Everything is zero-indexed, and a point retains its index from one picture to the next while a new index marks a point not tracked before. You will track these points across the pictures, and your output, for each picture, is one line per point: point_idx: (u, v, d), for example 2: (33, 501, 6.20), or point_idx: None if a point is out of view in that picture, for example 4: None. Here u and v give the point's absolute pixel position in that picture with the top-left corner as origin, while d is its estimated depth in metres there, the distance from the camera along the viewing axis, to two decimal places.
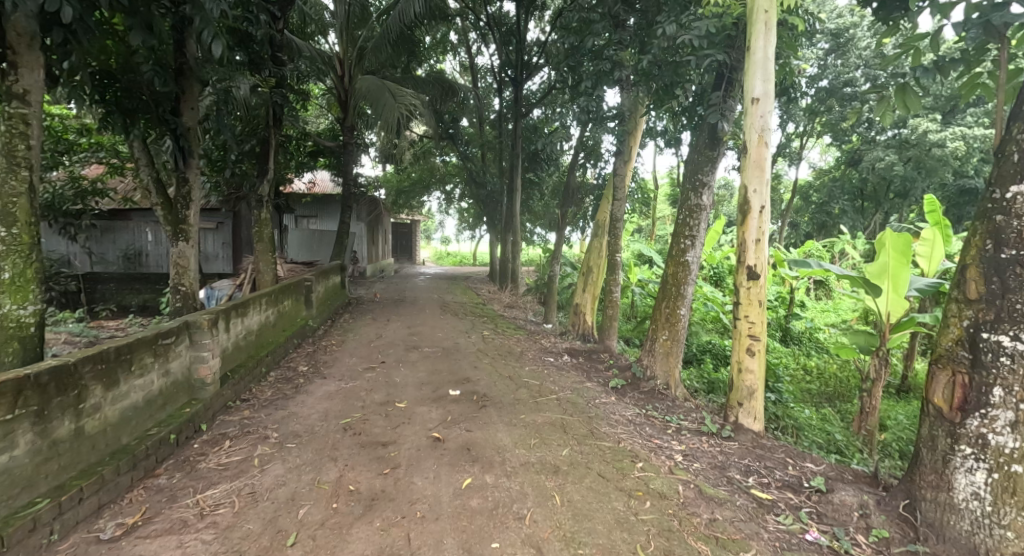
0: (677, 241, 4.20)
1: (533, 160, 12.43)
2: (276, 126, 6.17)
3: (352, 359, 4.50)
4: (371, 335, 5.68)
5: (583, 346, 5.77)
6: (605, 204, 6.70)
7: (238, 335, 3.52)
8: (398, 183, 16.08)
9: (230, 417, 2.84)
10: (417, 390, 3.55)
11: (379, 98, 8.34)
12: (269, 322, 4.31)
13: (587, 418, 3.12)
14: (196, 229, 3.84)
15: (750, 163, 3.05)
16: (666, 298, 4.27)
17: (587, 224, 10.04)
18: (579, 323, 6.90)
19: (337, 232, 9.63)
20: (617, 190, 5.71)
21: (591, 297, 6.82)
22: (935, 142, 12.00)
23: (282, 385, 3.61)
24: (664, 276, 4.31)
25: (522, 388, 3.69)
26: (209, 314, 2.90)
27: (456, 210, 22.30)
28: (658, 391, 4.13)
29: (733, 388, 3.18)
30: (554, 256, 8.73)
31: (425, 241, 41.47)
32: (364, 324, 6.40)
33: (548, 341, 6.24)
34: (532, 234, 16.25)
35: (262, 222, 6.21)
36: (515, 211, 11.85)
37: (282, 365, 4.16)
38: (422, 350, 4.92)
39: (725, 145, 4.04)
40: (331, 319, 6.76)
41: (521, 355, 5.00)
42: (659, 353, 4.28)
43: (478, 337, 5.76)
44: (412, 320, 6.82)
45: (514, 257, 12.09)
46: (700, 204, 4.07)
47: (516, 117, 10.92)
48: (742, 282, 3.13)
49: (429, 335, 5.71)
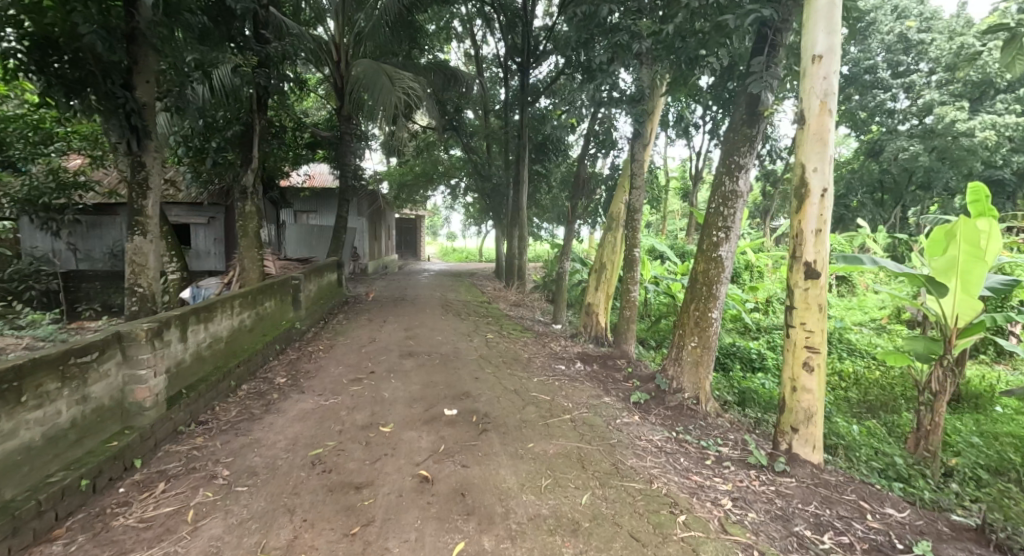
0: (707, 233, 3.65)
1: (541, 151, 11.87)
2: (261, 111, 5.67)
3: (338, 369, 4.00)
4: (364, 339, 5.19)
5: (597, 352, 5.26)
6: (620, 195, 6.15)
7: (199, 344, 3.03)
8: (401, 177, 15.62)
9: (177, 447, 2.35)
10: (407, 409, 3.05)
11: (375, 82, 7.85)
12: (243, 327, 3.82)
13: (608, 448, 2.58)
14: (155, 221, 3.34)
15: (810, 137, 2.47)
16: (693, 299, 3.72)
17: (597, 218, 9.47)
18: (592, 325, 6.38)
19: (334, 227, 9.16)
20: (634, 178, 5.10)
21: (604, 295, 6.29)
22: (963, 131, 11.16)
23: (251, 403, 3.12)
24: (692, 274, 3.75)
25: (529, 406, 3.17)
26: (153, 323, 2.40)
27: (461, 205, 21.82)
28: (687, 407, 3.59)
29: (785, 411, 2.62)
30: (564, 252, 8.20)
31: (431, 237, 41.08)
32: (358, 326, 5.91)
33: (558, 344, 5.71)
34: (539, 228, 15.71)
35: (246, 216, 5.73)
36: (521, 204, 11.31)
37: (257, 377, 3.68)
38: (418, 357, 4.43)
39: (766, 122, 3.45)
40: (323, 321, 6.27)
41: (528, 362, 4.49)
42: (687, 363, 3.72)
43: (481, 341, 5.25)
44: (410, 321, 6.32)
45: (520, 254, 11.58)
46: (736, 190, 3.51)
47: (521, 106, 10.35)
48: (797, 282, 2.57)
49: (428, 339, 5.22)
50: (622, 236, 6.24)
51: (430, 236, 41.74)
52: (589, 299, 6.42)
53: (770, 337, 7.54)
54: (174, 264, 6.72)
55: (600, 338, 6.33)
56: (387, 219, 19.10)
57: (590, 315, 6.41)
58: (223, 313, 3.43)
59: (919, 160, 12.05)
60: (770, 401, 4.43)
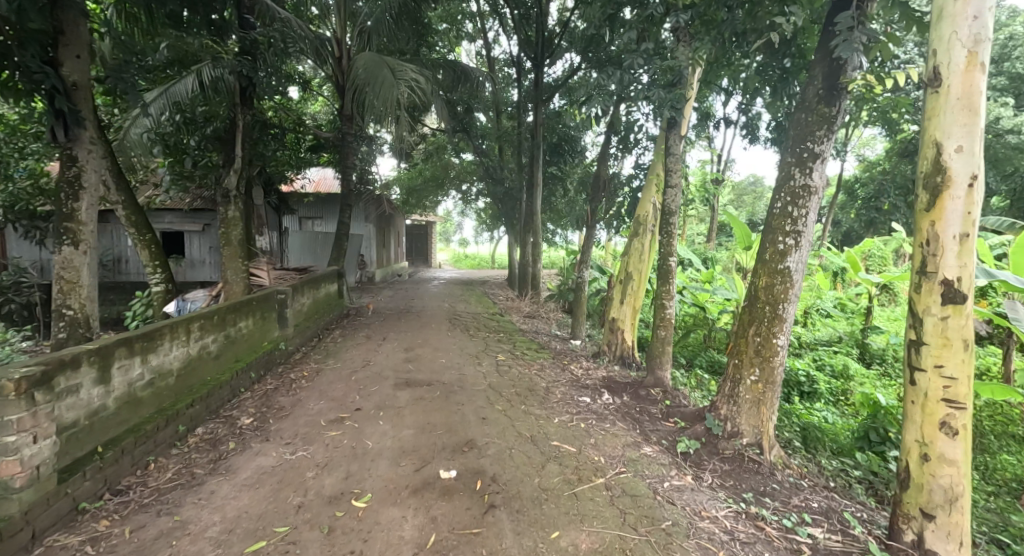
0: (767, 240, 2.92)
1: (555, 152, 11.21)
2: (245, 106, 5.10)
3: (319, 405, 3.35)
4: (358, 362, 4.55)
5: (624, 378, 4.54)
6: (648, 195, 5.47)
7: (131, 384, 2.39)
8: (410, 181, 15.11)
9: (65, 541, 1.71)
10: (393, 468, 2.37)
11: (376, 74, 7.35)
12: (205, 356, 3.20)
13: (661, 540, 1.86)
14: (91, 228, 2.74)
15: (951, 104, 1.73)
16: (750, 322, 2.99)
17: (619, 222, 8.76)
18: (616, 343, 5.66)
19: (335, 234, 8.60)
20: (669, 175, 4.27)
21: (631, 310, 5.58)
22: (1008, 129, 9.82)
23: (197, 457, 2.47)
24: (750, 291, 3.02)
25: (550, 464, 2.46)
26: (39, 368, 1.76)
27: (474, 211, 21.28)
28: (748, 459, 2.84)
29: (911, 488, 1.88)
30: (582, 259, 7.51)
31: (444, 244, 40.71)
32: (353, 345, 5.28)
33: (579, 367, 5.01)
34: (554, 235, 15.04)
35: (229, 221, 5.14)
36: (535, 209, 10.65)
37: (219, 416, 3.05)
38: (416, 387, 3.77)
39: (848, 98, 2.71)
40: (316, 338, 5.66)
41: (546, 393, 3.79)
42: (745, 401, 2.98)
43: (490, 365, 4.58)
44: (413, 338, 5.67)
45: (534, 261, 10.91)
46: (810, 184, 2.76)
47: (534, 105, 9.71)
48: (928, 309, 1.81)
49: (430, 363, 4.56)
50: (650, 242, 5.53)
51: (443, 242, 41.36)
52: (613, 313, 5.71)
53: (816, 354, 6.71)
54: (158, 274, 6.18)
55: (626, 358, 5.60)
56: (397, 225, 18.64)
57: (614, 332, 5.69)
58: (174, 342, 2.81)
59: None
60: (841, 443, 3.65)
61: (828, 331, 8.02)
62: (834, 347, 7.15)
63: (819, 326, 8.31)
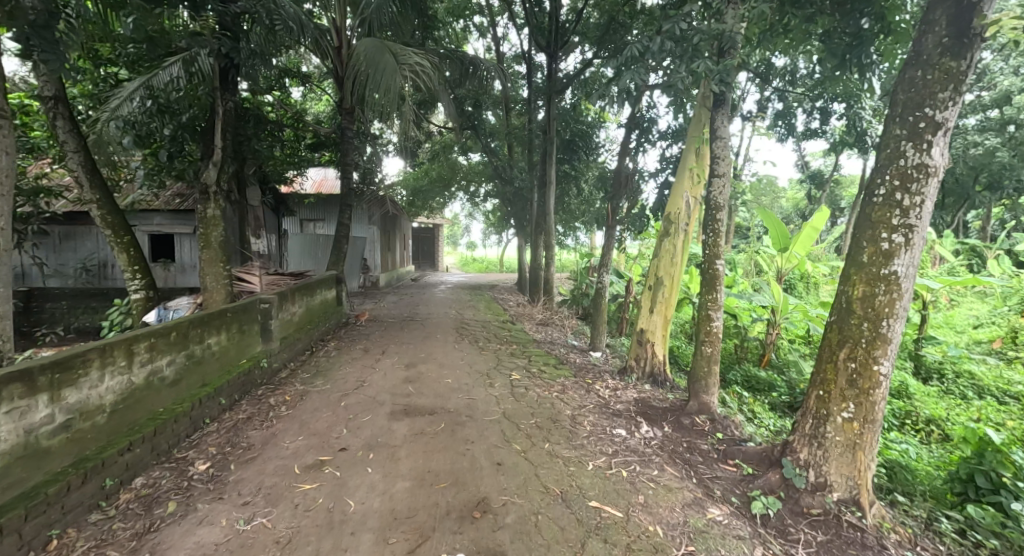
0: (865, 237, 2.26)
1: (569, 150, 10.63)
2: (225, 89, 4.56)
3: (296, 442, 2.74)
4: (351, 383, 3.94)
5: (661, 402, 3.89)
6: (679, 189, 5.04)
7: (32, 433, 1.79)
8: (416, 182, 14.57)
9: None
10: (379, 549, 1.75)
11: (377, 60, 6.81)
12: (156, 383, 2.60)
13: None
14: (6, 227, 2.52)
15: None
16: (840, 343, 2.32)
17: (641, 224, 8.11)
18: (644, 358, 5.00)
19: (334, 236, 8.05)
20: (715, 163, 3.61)
21: (663, 320, 4.97)
22: None
23: (120, 529, 1.86)
24: (839, 302, 2.35)
25: (591, 541, 1.83)
26: None
27: (482, 212, 20.72)
28: (846, 523, 2.16)
29: None
30: (602, 263, 6.86)
31: (451, 247, 40.18)
32: (347, 361, 4.67)
33: (604, 386, 4.36)
34: (566, 237, 14.42)
35: (209, 221, 4.56)
36: (548, 209, 10.06)
37: (168, 461, 2.44)
38: (417, 416, 3.16)
39: (982, 49, 2.04)
40: (306, 353, 5.06)
41: (571, 423, 3.16)
42: (837, 445, 2.30)
43: (504, 386, 3.95)
44: (415, 352, 5.06)
45: (546, 265, 10.30)
46: (928, 163, 2.10)
47: (547, 99, 9.13)
48: None
49: (434, 383, 3.95)
50: (683, 243, 5.03)
51: (451, 245, 40.89)
52: (640, 323, 5.07)
53: None
54: (137, 280, 5.66)
55: (657, 376, 4.94)
56: (403, 228, 18.12)
57: (642, 345, 5.02)
58: (107, 370, 2.21)
59: (999, 154, 9.97)
60: (936, 487, 2.98)
61: None
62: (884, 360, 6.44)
63: None
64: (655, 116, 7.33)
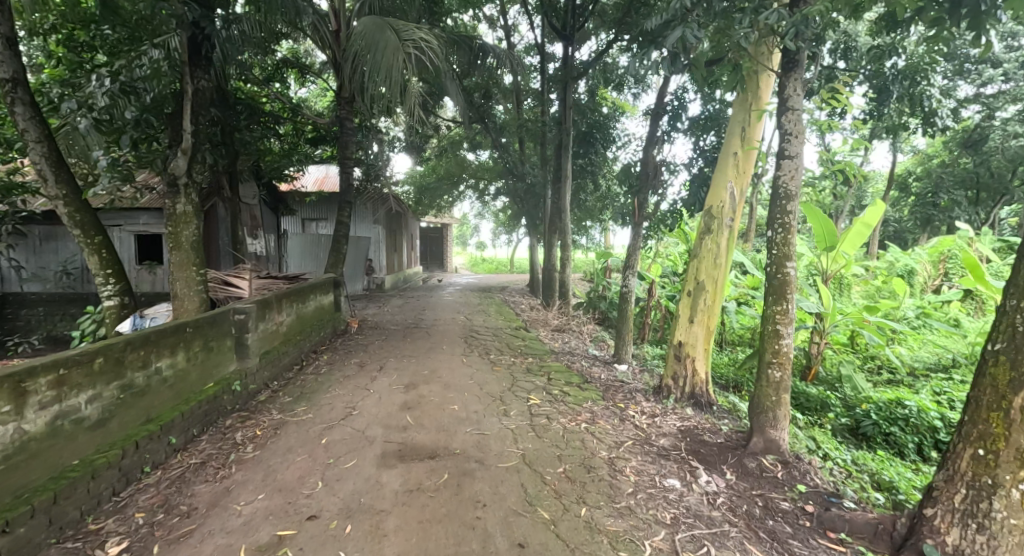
0: None
1: (586, 143, 10.00)
2: (197, 62, 3.93)
3: (254, 503, 2.09)
4: (338, 411, 3.29)
5: (713, 437, 3.19)
6: (721, 178, 4.48)
7: None
8: (422, 178, 14.55)
9: None
10: None
11: (376, 41, 6.22)
12: (67, 427, 1.96)
13: None
14: None
15: None
16: (1015, 384, 1.60)
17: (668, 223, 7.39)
18: (681, 377, 4.29)
19: (334, 235, 7.47)
20: (791, 142, 2.84)
21: (706, 331, 4.27)
22: None
23: None
24: (1011, 324, 1.63)
25: None
26: None
27: (492, 212, 20.11)
28: None
29: None
30: (627, 264, 6.12)
31: (461, 248, 39.64)
32: (339, 381, 4.04)
33: (639, 413, 3.67)
34: (581, 237, 13.72)
35: (178, 218, 3.92)
36: (564, 206, 9.42)
37: (72, 539, 1.80)
38: (414, 463, 2.51)
39: None
40: (292, 371, 4.42)
41: (610, 471, 2.49)
42: (1012, 532, 1.58)
43: (521, 416, 3.28)
44: (417, 368, 4.42)
45: (561, 265, 9.62)
46: None
47: (563, 87, 8.53)
48: None
49: (437, 413, 3.29)
50: (727, 243, 4.39)
51: (460, 245, 40.28)
52: (678, 334, 4.36)
53: (936, 385, 5.22)
54: (111, 285, 5.07)
55: (699, 398, 4.21)
56: (410, 227, 17.51)
57: (682, 363, 4.30)
58: None
59: None
60: None
61: (927, 350, 6.73)
62: (952, 375, 5.65)
63: (910, 341, 7.05)
64: (686, 100, 6.68)
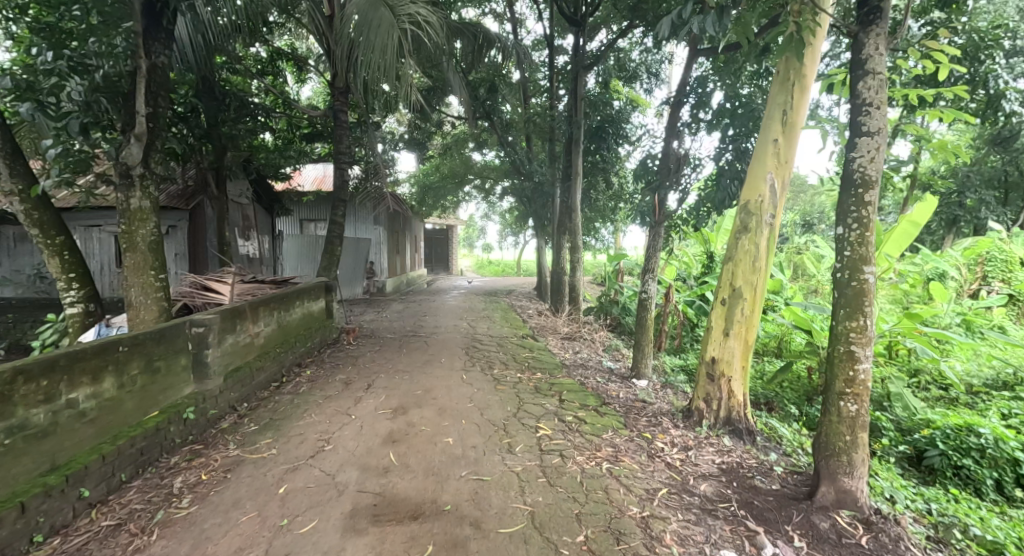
0: None
1: (598, 138, 9.42)
2: (155, 34, 3.40)
3: None
4: (307, 446, 2.74)
5: (765, 481, 2.59)
6: (759, 168, 3.89)
7: None
8: (426, 178, 13.95)
9: None
10: None
11: (369, 22, 5.70)
12: None
13: None
14: None
15: None
16: None
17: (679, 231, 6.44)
18: (715, 400, 3.68)
19: (327, 236, 6.98)
20: (871, 116, 2.21)
21: (743, 346, 3.68)
22: None
23: None
24: None
25: None
26: None
27: (500, 213, 19.60)
28: None
29: None
30: (646, 268, 5.49)
31: (467, 250, 39.22)
32: (317, 405, 3.49)
33: (669, 447, 3.09)
34: (592, 239, 13.10)
35: (131, 216, 3.40)
36: (574, 204, 8.84)
37: None
38: (391, 526, 1.94)
39: None
40: (267, 392, 3.88)
41: (646, 542, 1.90)
42: None
43: (528, 454, 2.70)
44: (410, 388, 3.87)
45: (571, 269, 9.05)
46: None
47: (574, 77, 7.99)
48: None
49: (427, 449, 2.71)
50: (767, 243, 3.79)
51: (467, 247, 39.70)
52: (711, 350, 3.77)
53: (1004, 406, 4.56)
54: (73, 291, 4.60)
55: (737, 425, 3.60)
56: (413, 229, 16.98)
57: (715, 384, 3.70)
58: None
59: None
60: None
61: (980, 362, 6.05)
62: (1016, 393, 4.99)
63: (957, 353, 6.38)
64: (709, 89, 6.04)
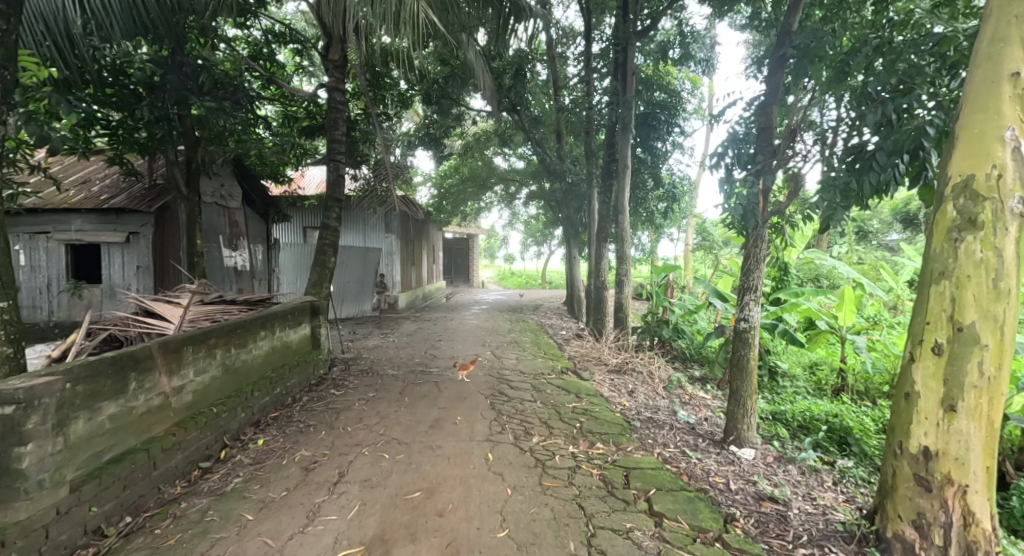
0: None
1: (646, 128, 8.15)
2: None
3: None
4: None
5: None
6: (989, 126, 2.19)
7: None
8: (444, 182, 12.74)
9: None
10: None
11: None
12: None
13: None
14: None
15: None
16: None
17: (772, 226, 4.14)
18: (934, 527, 2.05)
19: (319, 245, 5.70)
20: None
21: (987, 434, 2.04)
22: None
23: None
24: None
25: None
26: None
27: (525, 220, 18.23)
28: None
29: None
30: (742, 288, 3.90)
31: (489, 261, 38.00)
32: (237, 531, 2.04)
33: None
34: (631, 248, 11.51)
35: None
36: (623, 205, 7.27)
37: None
38: None
39: None
40: (174, 493, 2.43)
41: None
42: None
43: None
44: (404, 489, 2.40)
45: (617, 283, 7.51)
46: None
47: (625, 50, 6.75)
48: None
49: None
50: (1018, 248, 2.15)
51: (488, 258, 38.41)
52: (919, 436, 2.14)
53: None
54: None
55: None
56: (431, 238, 15.68)
57: (934, 499, 2.06)
58: None
59: None
60: None
61: None
62: None
63: None
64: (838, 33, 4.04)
